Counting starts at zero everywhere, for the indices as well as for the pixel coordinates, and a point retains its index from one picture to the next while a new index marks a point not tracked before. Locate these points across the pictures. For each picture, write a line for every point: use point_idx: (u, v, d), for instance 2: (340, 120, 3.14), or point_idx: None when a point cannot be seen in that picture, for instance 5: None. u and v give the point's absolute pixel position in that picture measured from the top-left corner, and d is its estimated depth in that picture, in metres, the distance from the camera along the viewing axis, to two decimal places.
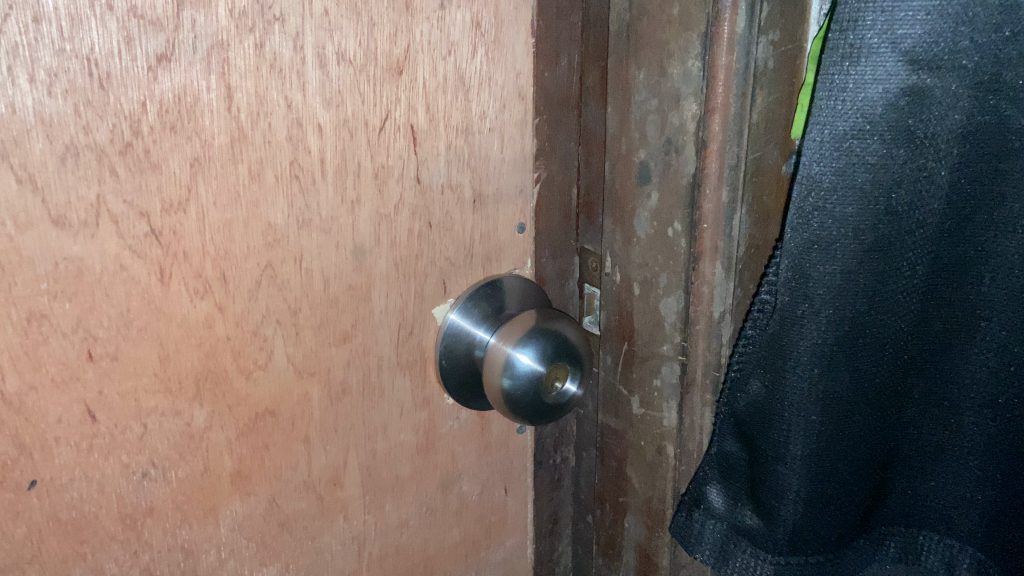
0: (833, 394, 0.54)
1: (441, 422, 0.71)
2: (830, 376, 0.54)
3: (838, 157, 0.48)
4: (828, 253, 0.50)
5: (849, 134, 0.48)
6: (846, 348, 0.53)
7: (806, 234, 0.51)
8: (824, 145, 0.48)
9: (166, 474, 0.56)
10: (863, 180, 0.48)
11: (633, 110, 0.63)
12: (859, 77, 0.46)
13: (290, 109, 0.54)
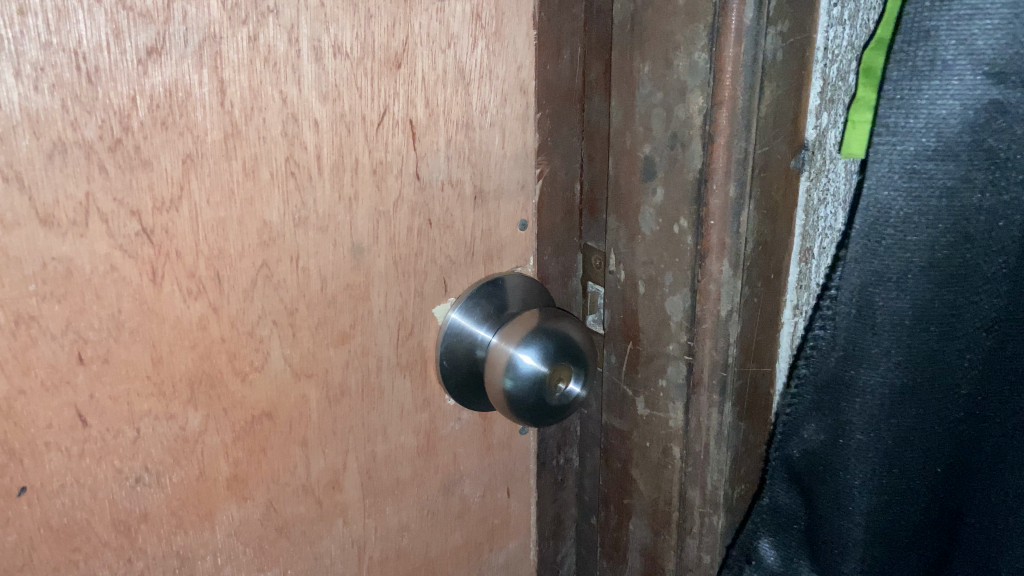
0: (901, 411, 0.55)
1: (442, 423, 0.70)
2: (898, 393, 0.55)
3: (910, 181, 0.49)
4: (899, 277, 0.51)
5: (921, 154, 0.48)
6: (914, 369, 0.54)
7: (873, 260, 0.51)
8: (894, 167, 0.49)
9: (161, 479, 0.55)
10: (936, 203, 0.49)
11: (638, 104, 0.61)
12: (931, 91, 0.46)
13: (285, 104, 0.53)
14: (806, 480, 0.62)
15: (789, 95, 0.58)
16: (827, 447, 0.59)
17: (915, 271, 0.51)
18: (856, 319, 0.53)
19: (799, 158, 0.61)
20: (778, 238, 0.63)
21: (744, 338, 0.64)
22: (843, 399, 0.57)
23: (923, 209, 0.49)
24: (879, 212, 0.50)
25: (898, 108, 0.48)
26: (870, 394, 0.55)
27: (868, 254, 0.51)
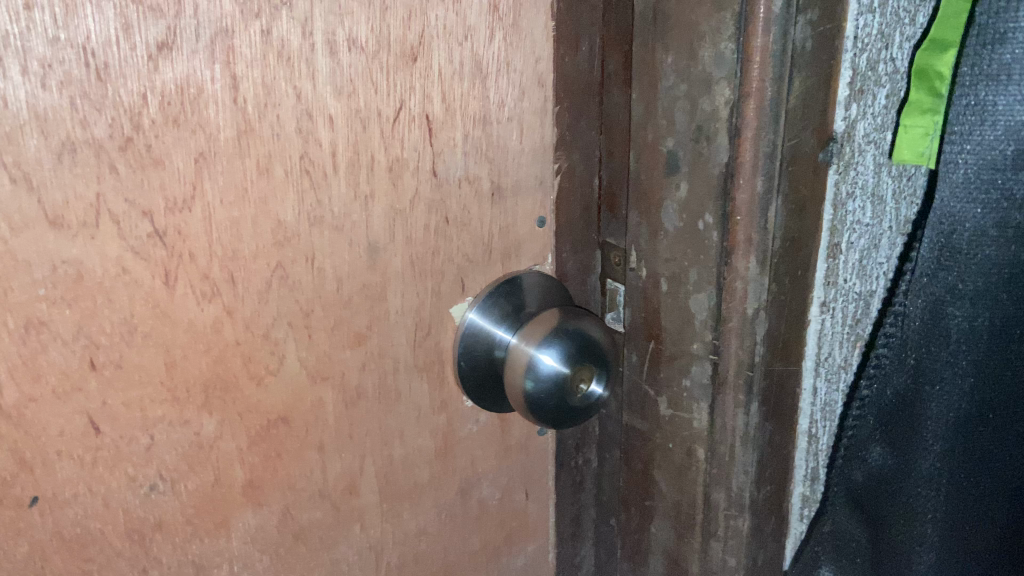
0: (973, 413, 0.61)
1: (459, 425, 0.68)
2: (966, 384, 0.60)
3: (984, 200, 0.54)
4: (971, 279, 0.56)
5: (998, 161, 0.53)
6: (987, 374, 0.60)
7: (945, 278, 0.57)
8: (967, 175, 0.54)
9: (175, 486, 0.53)
10: (1011, 218, 0.54)
11: (661, 96, 0.60)
12: (998, 103, 0.51)
13: (300, 99, 0.51)
14: (874, 488, 0.68)
15: (818, 86, 0.56)
16: (898, 439, 0.64)
17: (990, 286, 0.56)
18: (925, 332, 0.59)
19: (828, 151, 0.59)
20: (806, 233, 0.61)
21: (770, 335, 0.62)
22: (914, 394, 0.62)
23: (999, 225, 0.54)
24: (954, 229, 0.55)
25: (966, 124, 0.53)
26: (941, 401, 0.61)
27: (941, 271, 0.57)
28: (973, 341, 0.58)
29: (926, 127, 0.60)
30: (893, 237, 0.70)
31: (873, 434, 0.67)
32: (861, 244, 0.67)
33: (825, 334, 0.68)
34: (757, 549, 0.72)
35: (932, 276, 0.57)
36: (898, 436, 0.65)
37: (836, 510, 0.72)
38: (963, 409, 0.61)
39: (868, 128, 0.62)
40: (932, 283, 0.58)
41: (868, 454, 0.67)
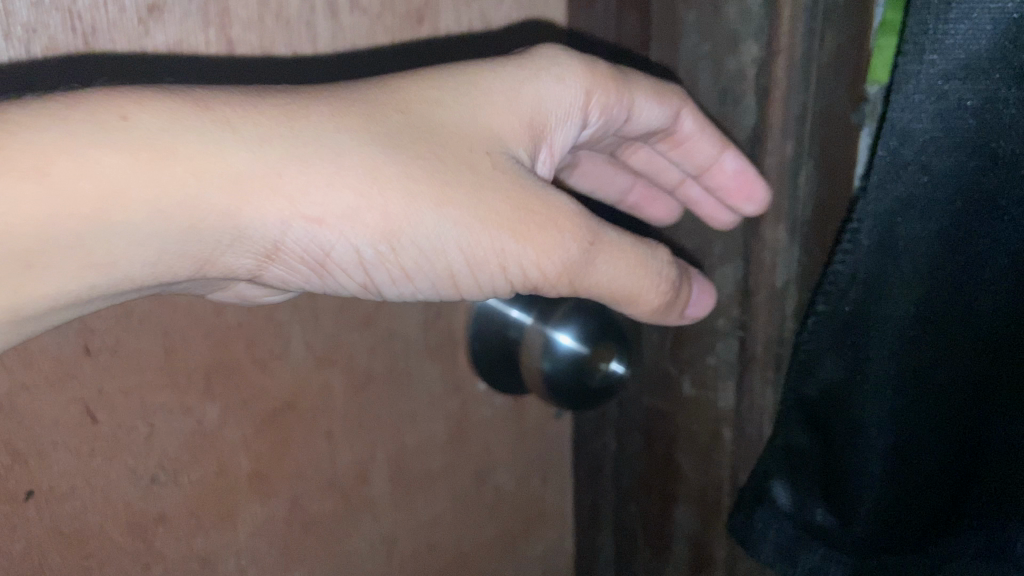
0: (927, 352, 0.50)
1: (473, 409, 0.65)
2: (921, 313, 0.49)
3: (933, 105, 0.45)
4: (919, 214, 0.47)
5: (942, 74, 0.44)
6: (942, 305, 0.48)
7: (899, 185, 0.47)
8: (916, 88, 0.45)
9: (178, 477, 0.50)
10: (967, 128, 0.44)
11: (682, 58, 0.55)
12: (964, 8, 0.42)
13: (299, 66, 0.48)
14: (824, 406, 0.57)
15: (849, 42, 0.54)
16: (847, 382, 0.55)
17: (941, 201, 0.46)
18: (877, 243, 0.50)
19: (860, 112, 0.58)
20: (837, 202, 0.59)
21: (798, 315, 0.59)
22: (864, 324, 0.53)
23: (959, 134, 0.44)
24: (907, 134, 0.46)
25: (922, 26, 0.44)
26: (889, 331, 0.51)
27: (889, 180, 0.48)
28: (923, 264, 0.48)
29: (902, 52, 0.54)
30: None
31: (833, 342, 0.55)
32: None
33: None
34: None
35: (882, 185, 0.48)
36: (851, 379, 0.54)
37: (786, 421, 0.59)
38: (914, 339, 0.50)
39: None
40: (879, 184, 0.49)
41: (820, 368, 0.56)
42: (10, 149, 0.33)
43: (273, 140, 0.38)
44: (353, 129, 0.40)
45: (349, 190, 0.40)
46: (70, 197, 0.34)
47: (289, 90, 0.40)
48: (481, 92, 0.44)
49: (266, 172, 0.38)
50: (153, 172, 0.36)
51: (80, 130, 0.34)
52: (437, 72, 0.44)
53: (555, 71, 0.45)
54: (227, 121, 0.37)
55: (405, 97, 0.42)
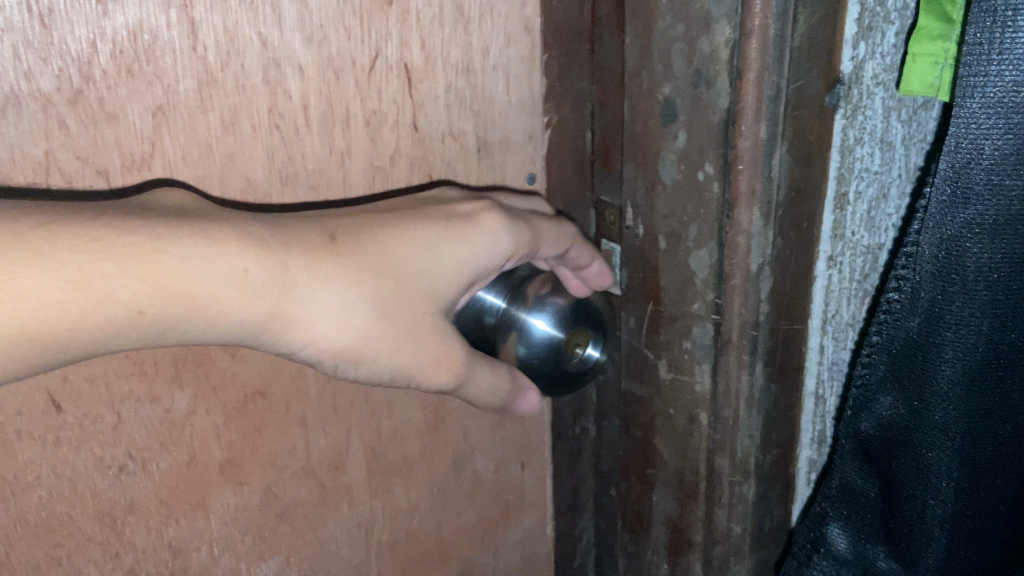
0: (992, 371, 0.52)
1: (450, 396, 0.63)
2: (989, 335, 0.51)
3: (1001, 124, 0.46)
4: (990, 239, 0.49)
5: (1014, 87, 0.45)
6: (1006, 324, 0.51)
7: (965, 210, 0.49)
8: (985, 105, 0.46)
9: (147, 466, 0.50)
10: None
11: (656, 39, 0.55)
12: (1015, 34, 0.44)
13: (265, 47, 0.48)
14: (881, 442, 0.58)
15: (825, 22, 0.53)
16: (908, 416, 0.56)
17: (1010, 221, 0.48)
18: (940, 272, 0.51)
19: (834, 95, 0.56)
20: (812, 183, 0.58)
21: (773, 297, 0.60)
22: (926, 357, 0.53)
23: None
24: (972, 158, 0.47)
25: (986, 42, 0.45)
26: (956, 361, 0.52)
27: (955, 205, 0.49)
28: (992, 285, 0.50)
29: (936, 57, 0.54)
30: (902, 185, 0.66)
31: (890, 378, 0.56)
32: (871, 193, 0.64)
33: (833, 291, 0.65)
34: (763, 516, 0.69)
35: (951, 212, 0.49)
36: (916, 412, 0.55)
37: (843, 463, 0.61)
38: (983, 362, 0.52)
39: (877, 68, 0.59)
40: (943, 212, 0.49)
41: (879, 402, 0.57)
42: (164, 268, 0.42)
43: (291, 282, 0.45)
44: (356, 283, 0.47)
45: (344, 326, 0.47)
46: (187, 309, 0.43)
47: (329, 238, 0.47)
48: (458, 243, 0.50)
49: (296, 315, 0.46)
50: (249, 300, 0.44)
51: (226, 257, 0.43)
52: (397, 220, 0.49)
53: (509, 233, 0.51)
54: (289, 269, 0.45)
55: (396, 247, 0.48)
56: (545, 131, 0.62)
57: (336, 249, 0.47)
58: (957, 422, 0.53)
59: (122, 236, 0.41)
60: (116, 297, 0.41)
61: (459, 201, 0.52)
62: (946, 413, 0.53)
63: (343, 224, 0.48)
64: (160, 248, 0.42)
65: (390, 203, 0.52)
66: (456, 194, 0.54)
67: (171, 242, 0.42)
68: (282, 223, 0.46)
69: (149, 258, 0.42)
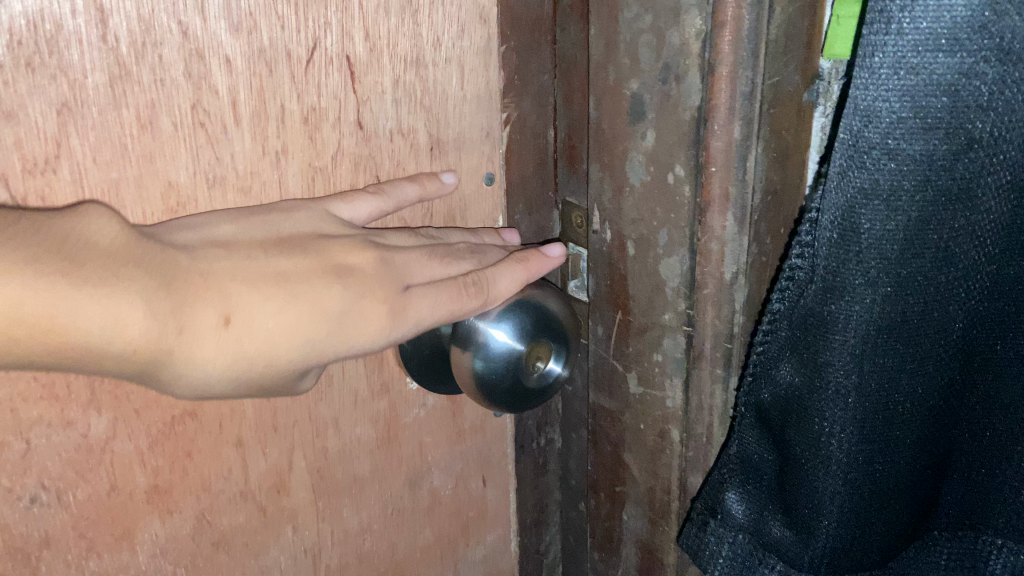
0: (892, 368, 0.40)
1: (404, 410, 0.59)
2: (882, 320, 0.39)
3: (904, 76, 0.34)
4: (881, 205, 0.37)
5: (912, 39, 0.34)
6: (887, 309, 0.38)
7: (862, 173, 0.37)
8: (884, 59, 0.35)
9: (62, 496, 0.46)
10: (936, 104, 0.34)
11: (622, 31, 0.52)
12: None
13: (186, 37, 0.43)
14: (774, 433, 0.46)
15: (804, 13, 0.49)
16: (793, 407, 0.43)
17: (905, 186, 0.36)
18: (838, 240, 0.38)
19: (814, 90, 0.53)
20: (789, 186, 0.54)
21: (750, 308, 0.55)
22: (821, 342, 0.40)
23: (933, 114, 0.35)
24: (872, 113, 0.35)
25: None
26: (844, 352, 0.40)
27: (851, 165, 0.37)
28: (885, 262, 0.37)
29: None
30: None
31: (788, 358, 0.43)
32: None
33: None
34: None
35: (853, 168, 0.37)
36: (802, 409, 0.43)
37: (741, 429, 0.48)
38: (877, 355, 0.39)
39: None
40: (847, 157, 0.37)
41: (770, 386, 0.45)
42: (60, 331, 0.37)
43: (167, 359, 0.40)
44: (231, 365, 0.41)
45: (198, 393, 0.42)
46: (61, 360, 0.38)
47: (222, 321, 0.41)
48: (344, 341, 0.44)
49: (161, 385, 0.41)
50: (118, 366, 0.39)
51: (128, 338, 0.38)
52: (302, 298, 0.43)
53: (390, 329, 0.46)
54: (171, 348, 0.39)
55: (282, 339, 0.42)
56: (504, 128, 0.58)
57: (227, 329, 0.41)
58: (845, 432, 0.41)
59: (39, 293, 0.37)
60: (12, 350, 0.37)
61: (372, 286, 0.45)
62: (831, 412, 0.41)
63: (245, 296, 0.42)
64: (70, 312, 0.37)
65: (297, 257, 0.45)
66: (375, 260, 0.47)
67: (75, 307, 0.37)
68: (187, 285, 0.41)
69: (58, 329, 0.37)
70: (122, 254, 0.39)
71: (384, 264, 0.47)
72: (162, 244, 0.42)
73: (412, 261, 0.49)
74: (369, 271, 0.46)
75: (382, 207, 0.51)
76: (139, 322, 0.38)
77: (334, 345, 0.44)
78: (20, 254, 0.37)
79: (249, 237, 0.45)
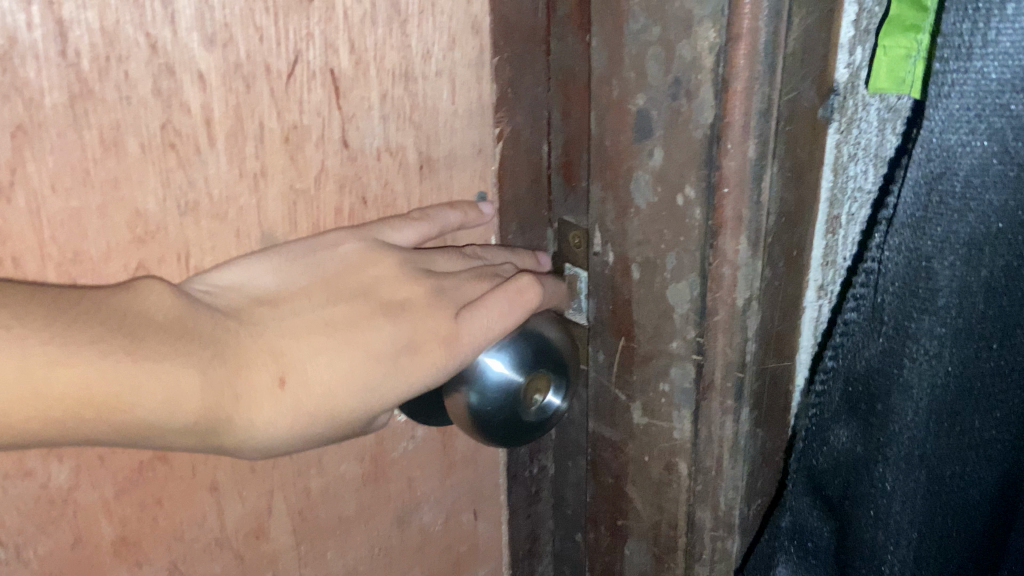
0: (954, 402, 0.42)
1: (391, 444, 0.56)
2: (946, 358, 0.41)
3: (975, 130, 0.36)
4: (949, 255, 0.38)
5: (985, 93, 0.35)
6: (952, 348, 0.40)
7: (932, 224, 0.38)
8: (955, 115, 0.36)
9: (22, 553, 0.42)
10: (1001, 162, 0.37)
11: (627, 42, 0.48)
12: (994, 19, 0.35)
13: (156, 50, 0.39)
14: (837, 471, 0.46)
15: (820, 25, 0.46)
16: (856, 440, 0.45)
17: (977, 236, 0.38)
18: (906, 287, 0.40)
19: (828, 107, 0.49)
20: (803, 207, 0.51)
21: (762, 332, 0.52)
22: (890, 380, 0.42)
23: (995, 163, 0.37)
24: (947, 164, 0.37)
25: (967, 32, 0.35)
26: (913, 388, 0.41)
27: (923, 217, 0.38)
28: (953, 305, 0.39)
29: (909, 49, 0.46)
30: None
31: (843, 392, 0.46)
32: (863, 216, 0.57)
33: (822, 323, 0.58)
34: None
35: (921, 222, 0.38)
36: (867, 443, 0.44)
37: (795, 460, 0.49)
38: (946, 390, 0.42)
39: None
40: (914, 209, 0.38)
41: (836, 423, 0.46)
42: (120, 408, 0.37)
43: (233, 425, 0.40)
44: (294, 422, 0.42)
45: (267, 452, 0.42)
46: (125, 437, 0.39)
47: (277, 382, 0.41)
48: (400, 382, 0.44)
49: (225, 449, 0.41)
50: (184, 438, 0.40)
51: (187, 409, 0.39)
52: (352, 344, 0.43)
53: (455, 345, 0.46)
54: (231, 417, 0.40)
55: (340, 391, 0.42)
56: (496, 144, 0.55)
57: (285, 387, 0.41)
58: (912, 462, 0.43)
59: (97, 370, 0.37)
60: (75, 432, 0.37)
61: (429, 315, 0.46)
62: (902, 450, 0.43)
63: (302, 349, 0.42)
64: (129, 390, 0.37)
65: (346, 303, 0.45)
66: (427, 291, 0.47)
67: (133, 385, 0.37)
68: (243, 345, 0.41)
69: (121, 408, 0.37)
70: (178, 325, 0.40)
71: (436, 287, 0.48)
72: (211, 309, 0.42)
73: (461, 285, 0.49)
74: (420, 301, 0.46)
75: (427, 231, 0.51)
76: (197, 393, 0.39)
77: (391, 390, 0.44)
78: (73, 329, 0.37)
79: (294, 286, 0.45)
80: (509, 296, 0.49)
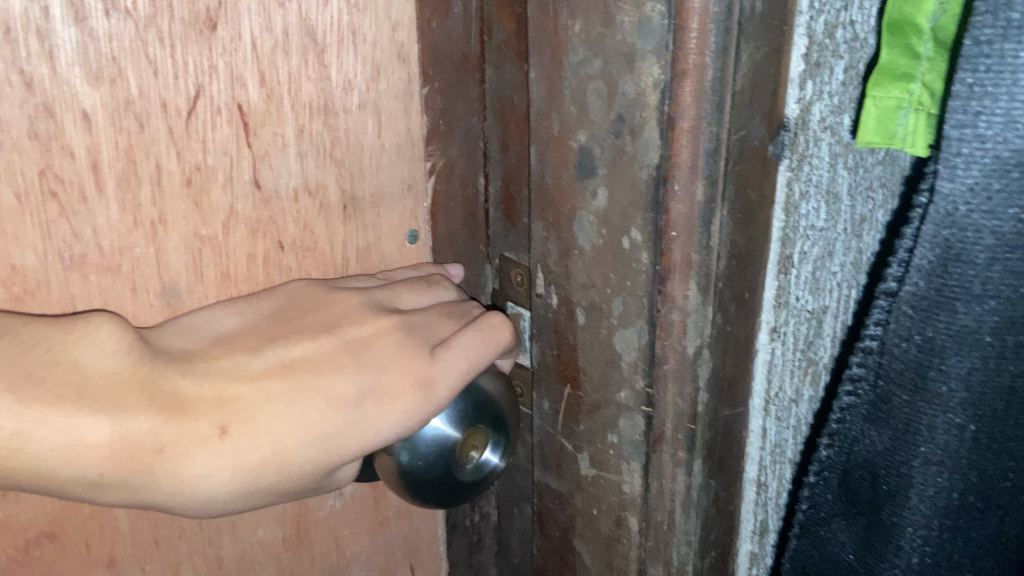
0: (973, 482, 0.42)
1: (315, 505, 0.53)
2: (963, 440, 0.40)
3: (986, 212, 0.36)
4: (962, 341, 0.38)
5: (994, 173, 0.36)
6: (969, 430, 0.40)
7: (942, 307, 0.38)
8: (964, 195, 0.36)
9: None
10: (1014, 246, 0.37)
11: (567, 75, 0.45)
12: (1016, 84, 0.34)
13: (30, 89, 0.36)
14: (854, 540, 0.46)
15: (770, 59, 0.43)
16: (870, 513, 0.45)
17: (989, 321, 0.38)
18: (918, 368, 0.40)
19: (779, 143, 0.47)
20: (753, 248, 0.48)
21: (715, 378, 0.49)
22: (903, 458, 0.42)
23: (1015, 247, 0.37)
24: (963, 247, 0.37)
25: (976, 98, 0.35)
26: (927, 468, 0.41)
27: (934, 301, 0.38)
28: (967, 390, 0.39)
29: (900, 99, 0.43)
30: (846, 240, 0.57)
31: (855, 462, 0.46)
32: (815, 253, 0.55)
33: (776, 365, 0.55)
34: None
35: (932, 308, 0.39)
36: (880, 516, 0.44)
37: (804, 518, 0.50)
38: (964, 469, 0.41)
39: (824, 111, 0.50)
40: (926, 295, 0.39)
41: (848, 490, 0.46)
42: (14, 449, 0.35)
43: (156, 477, 0.37)
44: (231, 477, 0.38)
45: (210, 509, 0.39)
46: (34, 482, 0.36)
47: (217, 432, 0.38)
48: (362, 431, 0.40)
49: (159, 504, 0.38)
50: (100, 488, 0.37)
51: (93, 458, 0.36)
52: (305, 391, 0.40)
53: (422, 391, 0.42)
54: (156, 468, 0.37)
55: (291, 441, 0.39)
56: (428, 178, 0.51)
57: (224, 438, 0.38)
58: (928, 538, 0.43)
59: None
60: None
61: (396, 357, 0.42)
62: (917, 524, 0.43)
63: (252, 396, 0.39)
64: (25, 432, 0.35)
65: (313, 341, 0.42)
66: (393, 327, 0.44)
67: (30, 427, 0.35)
68: (179, 390, 0.38)
69: (16, 449, 0.35)
70: (102, 370, 0.37)
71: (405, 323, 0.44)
72: (162, 354, 0.39)
73: (431, 321, 0.45)
74: (387, 342, 0.43)
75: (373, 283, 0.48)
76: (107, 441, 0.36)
77: (349, 441, 0.40)
78: None
79: (253, 327, 0.43)
80: (480, 332, 0.45)
